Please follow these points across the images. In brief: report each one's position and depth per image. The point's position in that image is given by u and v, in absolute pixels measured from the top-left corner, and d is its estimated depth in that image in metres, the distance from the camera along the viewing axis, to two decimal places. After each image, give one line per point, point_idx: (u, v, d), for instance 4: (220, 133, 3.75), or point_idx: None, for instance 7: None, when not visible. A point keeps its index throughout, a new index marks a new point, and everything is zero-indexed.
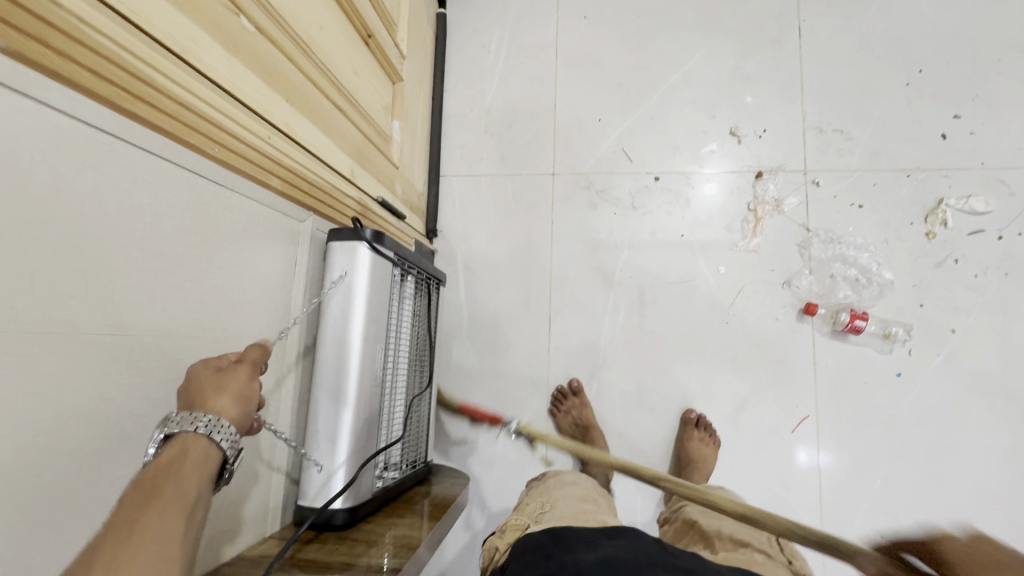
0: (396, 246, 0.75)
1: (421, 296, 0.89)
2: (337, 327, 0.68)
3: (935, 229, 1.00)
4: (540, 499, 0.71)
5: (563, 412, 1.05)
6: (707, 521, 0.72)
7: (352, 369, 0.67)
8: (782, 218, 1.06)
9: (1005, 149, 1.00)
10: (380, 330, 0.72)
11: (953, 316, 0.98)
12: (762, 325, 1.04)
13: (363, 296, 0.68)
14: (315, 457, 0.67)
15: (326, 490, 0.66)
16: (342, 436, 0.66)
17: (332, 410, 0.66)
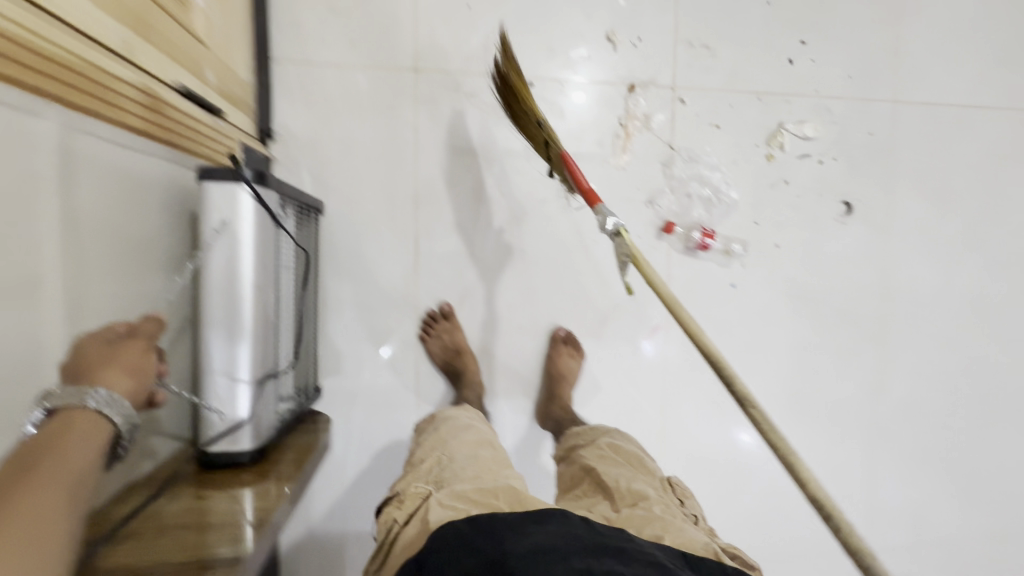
0: (280, 186, 0.72)
1: (305, 227, 0.86)
2: (224, 275, 0.66)
3: (774, 153, 1.09)
4: (436, 454, 0.68)
5: (434, 337, 1.01)
6: (608, 463, 0.71)
7: (246, 317, 0.67)
8: (650, 135, 1.06)
9: (835, 79, 1.10)
10: (271, 275, 0.70)
11: (778, 233, 1.10)
12: (626, 242, 1.07)
13: (250, 244, 0.66)
14: (213, 405, 0.67)
15: (232, 429, 0.68)
16: (243, 383, 0.67)
17: (228, 354, 0.67)
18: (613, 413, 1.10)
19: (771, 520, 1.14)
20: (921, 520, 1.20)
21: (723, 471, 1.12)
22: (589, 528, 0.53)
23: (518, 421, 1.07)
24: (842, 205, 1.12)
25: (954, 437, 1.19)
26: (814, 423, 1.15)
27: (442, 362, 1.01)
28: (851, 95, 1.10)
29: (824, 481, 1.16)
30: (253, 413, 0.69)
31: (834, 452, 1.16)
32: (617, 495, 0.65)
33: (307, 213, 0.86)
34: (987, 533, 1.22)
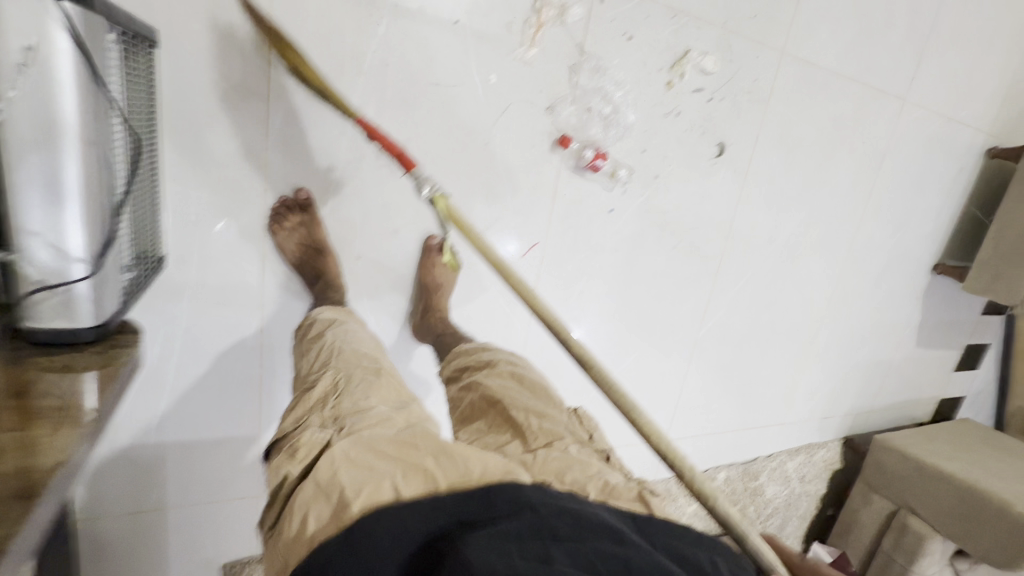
0: (104, 6, 0.51)
1: (141, 61, 0.64)
2: (34, 124, 0.48)
3: (675, 80, 1.06)
4: (331, 375, 0.67)
5: (287, 231, 0.85)
6: (512, 395, 0.71)
7: (74, 179, 0.50)
8: (563, 31, 0.94)
9: (744, 14, 1.08)
10: (107, 128, 0.53)
11: (660, 164, 1.12)
12: (518, 151, 0.98)
13: (72, 84, 0.48)
14: (36, 283, 0.52)
15: (73, 320, 0.55)
16: (80, 260, 0.53)
17: (54, 231, 0.51)
18: (481, 325, 1.09)
19: (599, 418, 1.31)
20: (705, 415, 1.49)
21: (569, 380, 1.22)
22: (541, 491, 0.49)
23: (380, 328, 1.00)
24: (716, 147, 1.17)
25: (744, 355, 1.47)
26: (649, 340, 1.30)
27: (297, 262, 0.86)
28: (752, 36, 1.10)
29: (646, 387, 1.35)
30: (99, 300, 0.56)
31: (657, 364, 1.34)
32: (528, 434, 0.66)
33: (143, 41, 0.64)
34: (745, 424, 1.58)
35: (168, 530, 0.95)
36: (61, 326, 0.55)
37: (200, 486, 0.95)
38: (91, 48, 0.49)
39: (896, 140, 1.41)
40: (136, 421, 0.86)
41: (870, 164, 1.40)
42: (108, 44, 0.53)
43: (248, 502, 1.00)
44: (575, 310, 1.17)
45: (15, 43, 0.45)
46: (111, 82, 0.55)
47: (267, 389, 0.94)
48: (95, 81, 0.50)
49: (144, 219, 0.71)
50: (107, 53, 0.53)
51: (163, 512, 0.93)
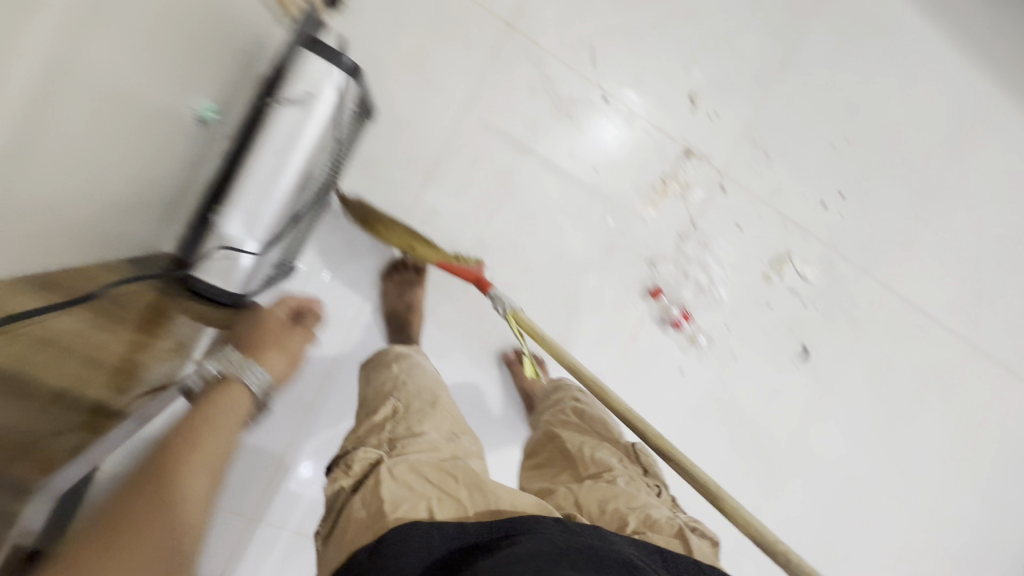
0: (366, 86, 0.68)
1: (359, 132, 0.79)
2: (284, 138, 0.63)
3: (772, 275, 1.14)
4: (393, 401, 0.72)
5: (394, 283, 0.96)
6: (570, 429, 0.85)
7: (287, 181, 0.64)
8: (682, 204, 1.06)
9: (851, 241, 1.16)
10: (323, 156, 0.68)
11: (740, 346, 1.14)
12: (611, 287, 1.06)
13: (321, 124, 0.63)
14: (219, 241, 0.64)
15: (226, 282, 0.65)
16: (258, 237, 0.65)
17: (253, 212, 0.64)
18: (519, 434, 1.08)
19: None
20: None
21: None
22: (563, 527, 0.51)
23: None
24: (800, 349, 1.18)
25: None
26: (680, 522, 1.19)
27: (390, 312, 0.95)
28: (854, 261, 1.17)
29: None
30: (251, 274, 0.66)
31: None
32: (585, 475, 0.77)
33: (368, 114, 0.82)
34: None
35: None
36: (215, 283, 0.65)
37: None
38: (344, 103, 0.65)
39: (999, 412, 1.32)
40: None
41: (966, 426, 1.31)
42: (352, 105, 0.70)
43: (240, 528, 0.96)
44: None
45: (300, 88, 0.62)
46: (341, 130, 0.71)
47: (311, 411, 0.97)
48: (335, 125, 0.65)
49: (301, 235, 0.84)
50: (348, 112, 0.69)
51: None
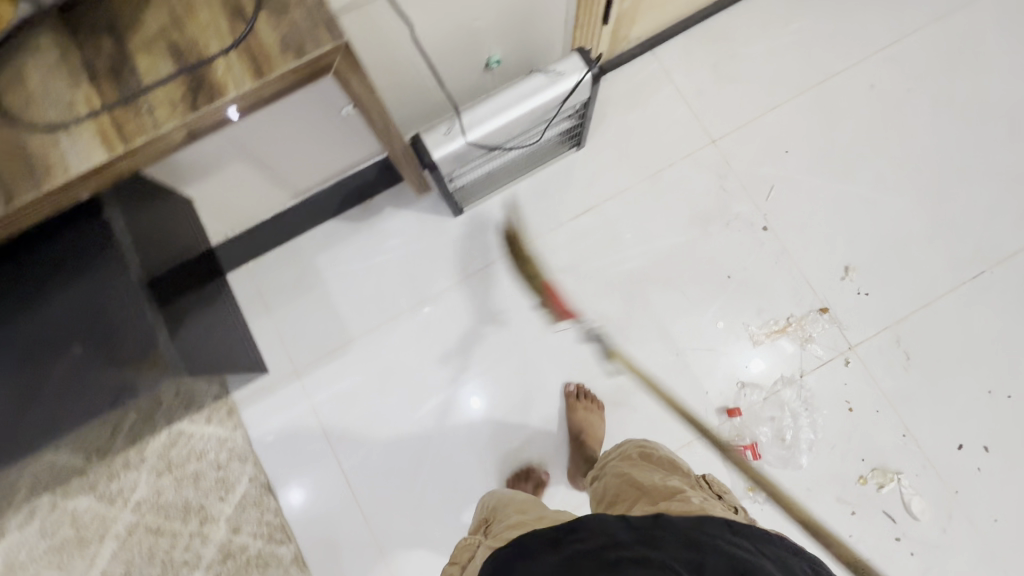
0: (593, 97, 0.92)
1: (552, 147, 1.08)
2: (528, 88, 0.86)
3: (869, 482, 1.00)
4: (486, 509, 0.84)
5: (517, 266, 1.11)
6: (637, 468, 0.76)
7: (512, 114, 0.85)
8: (797, 351, 1.05)
9: (981, 504, 0.99)
10: (540, 117, 0.89)
11: (800, 532, 0.99)
12: (692, 383, 1.05)
13: (555, 93, 0.85)
14: (448, 125, 0.85)
15: (431, 150, 0.85)
16: (470, 136, 0.85)
17: (480, 118, 0.85)
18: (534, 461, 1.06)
19: None
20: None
21: None
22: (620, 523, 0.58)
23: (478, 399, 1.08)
24: None
25: None
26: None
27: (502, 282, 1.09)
28: (978, 531, 0.98)
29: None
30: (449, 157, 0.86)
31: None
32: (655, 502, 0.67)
33: (574, 137, 1.07)
34: None
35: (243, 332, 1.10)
36: (425, 147, 0.85)
37: (286, 329, 1.09)
38: (576, 93, 0.88)
39: None
40: (324, 262, 1.11)
41: None
42: (575, 105, 0.93)
43: (284, 375, 1.08)
44: None
45: (557, 68, 0.86)
46: (559, 115, 0.93)
47: (394, 323, 1.10)
48: (561, 101, 0.88)
49: (479, 182, 1.05)
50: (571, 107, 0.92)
51: (256, 319, 1.09)
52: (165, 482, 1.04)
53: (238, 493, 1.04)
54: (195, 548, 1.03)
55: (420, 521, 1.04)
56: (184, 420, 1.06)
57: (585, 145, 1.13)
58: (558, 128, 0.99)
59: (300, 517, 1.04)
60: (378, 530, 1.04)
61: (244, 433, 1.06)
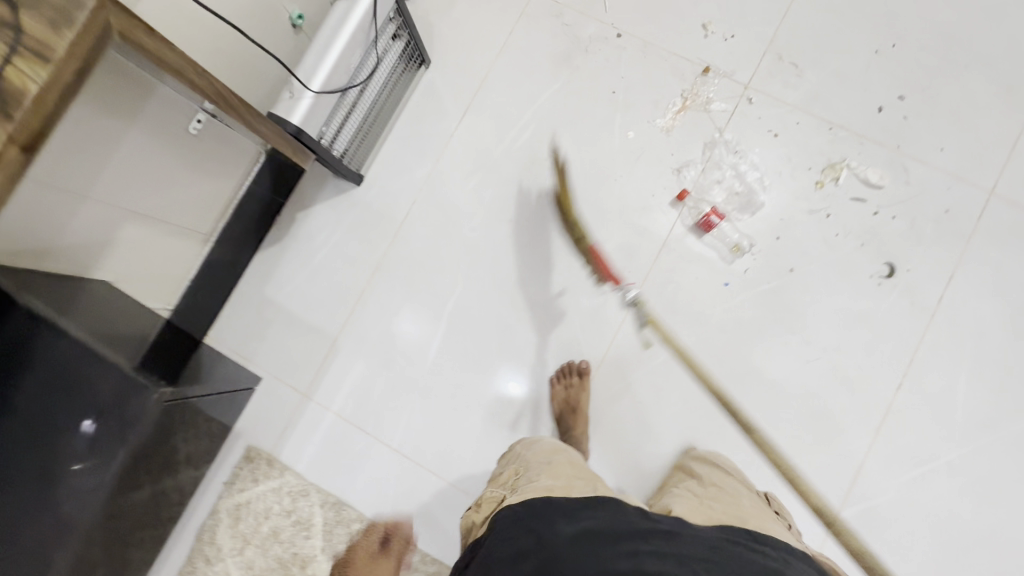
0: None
1: (401, 76, 1.11)
2: (338, 19, 0.88)
3: (826, 182, 1.05)
4: (515, 465, 0.80)
5: (437, 194, 1.13)
6: (702, 463, 0.92)
7: (337, 48, 0.87)
8: (705, 117, 1.09)
9: (922, 143, 1.04)
10: (365, 41, 0.92)
11: (796, 257, 1.04)
12: (638, 195, 1.09)
13: (362, 8, 0.87)
14: (290, 89, 0.87)
15: (288, 116, 0.87)
16: (315, 86, 0.87)
17: (312, 65, 0.87)
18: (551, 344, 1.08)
19: None
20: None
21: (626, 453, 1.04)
22: (642, 515, 0.62)
23: (516, 385, 1.08)
24: (883, 266, 1.02)
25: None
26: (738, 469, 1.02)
27: (433, 216, 1.13)
28: (933, 166, 1.04)
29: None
30: (309, 114, 0.88)
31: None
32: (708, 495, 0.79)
33: (412, 52, 1.09)
34: None
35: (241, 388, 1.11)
36: (281, 117, 0.87)
37: (276, 364, 1.11)
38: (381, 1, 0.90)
39: None
40: (272, 291, 1.13)
41: None
42: (390, 15, 0.95)
43: (296, 404, 1.10)
44: (657, 375, 1.05)
45: None
46: (382, 33, 0.95)
47: (363, 303, 1.12)
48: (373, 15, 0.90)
49: (357, 138, 1.08)
50: (388, 19, 0.95)
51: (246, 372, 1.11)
52: (250, 555, 1.05)
53: (318, 524, 1.05)
54: None
55: (486, 450, 1.07)
56: (237, 492, 1.07)
57: (431, 60, 1.16)
58: (392, 51, 1.03)
59: (383, 509, 1.06)
60: (455, 479, 1.06)
61: (293, 472, 1.07)
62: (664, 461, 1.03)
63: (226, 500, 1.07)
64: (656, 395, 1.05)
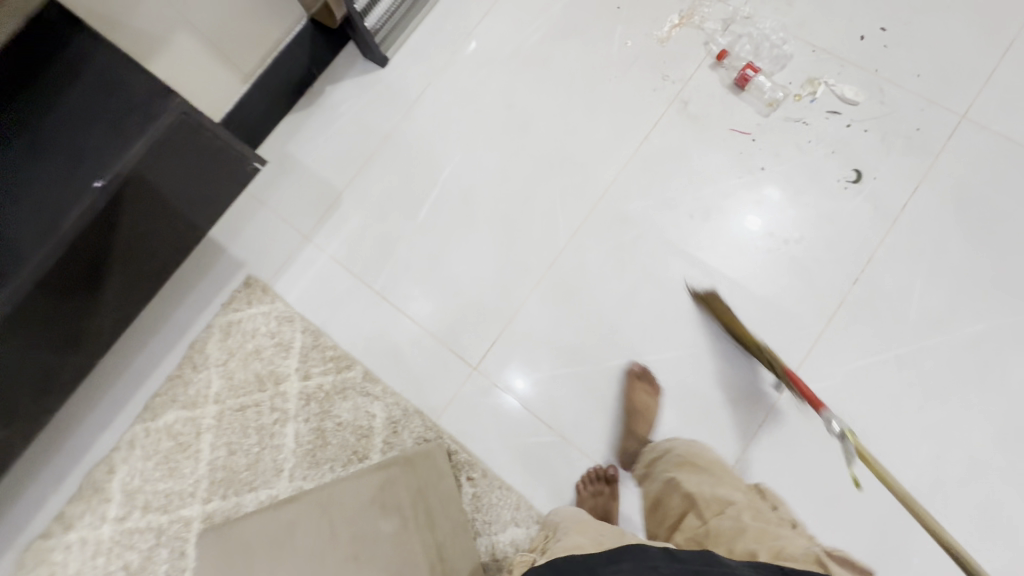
0: None
1: None
2: None
3: (803, 95, 1.12)
4: (547, 533, 0.90)
5: (450, 80, 1.27)
6: (698, 448, 0.93)
7: None
8: (698, 35, 1.20)
9: (901, 68, 1.11)
10: None
11: (768, 159, 1.12)
12: (629, 96, 1.20)
13: None
14: None
15: None
16: None
17: None
18: (531, 215, 1.18)
19: (606, 388, 1.08)
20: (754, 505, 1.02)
21: (588, 314, 1.12)
22: (669, 558, 0.67)
23: (521, 381, 1.11)
24: (852, 173, 1.08)
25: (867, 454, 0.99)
26: (690, 340, 1.09)
27: (445, 98, 1.26)
28: (909, 89, 1.09)
29: (655, 399, 1.07)
30: None
31: (697, 382, 1.07)
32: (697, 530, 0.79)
33: None
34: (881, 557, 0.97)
35: (252, 221, 1.24)
36: None
37: (285, 205, 1.24)
38: None
39: None
40: (294, 144, 1.28)
41: None
42: None
43: (297, 243, 1.22)
44: (624, 249, 1.13)
45: None
46: None
47: (370, 163, 1.25)
48: None
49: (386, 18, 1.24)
50: None
51: (257, 211, 1.24)
52: (232, 367, 1.15)
53: (297, 346, 1.15)
54: (280, 406, 1.12)
55: (459, 301, 1.15)
56: (232, 310, 1.19)
57: None
58: None
59: (356, 343, 1.15)
60: (427, 324, 1.15)
61: (284, 300, 1.19)
62: (618, 330, 1.11)
63: (219, 317, 1.19)
64: (621, 263, 1.13)
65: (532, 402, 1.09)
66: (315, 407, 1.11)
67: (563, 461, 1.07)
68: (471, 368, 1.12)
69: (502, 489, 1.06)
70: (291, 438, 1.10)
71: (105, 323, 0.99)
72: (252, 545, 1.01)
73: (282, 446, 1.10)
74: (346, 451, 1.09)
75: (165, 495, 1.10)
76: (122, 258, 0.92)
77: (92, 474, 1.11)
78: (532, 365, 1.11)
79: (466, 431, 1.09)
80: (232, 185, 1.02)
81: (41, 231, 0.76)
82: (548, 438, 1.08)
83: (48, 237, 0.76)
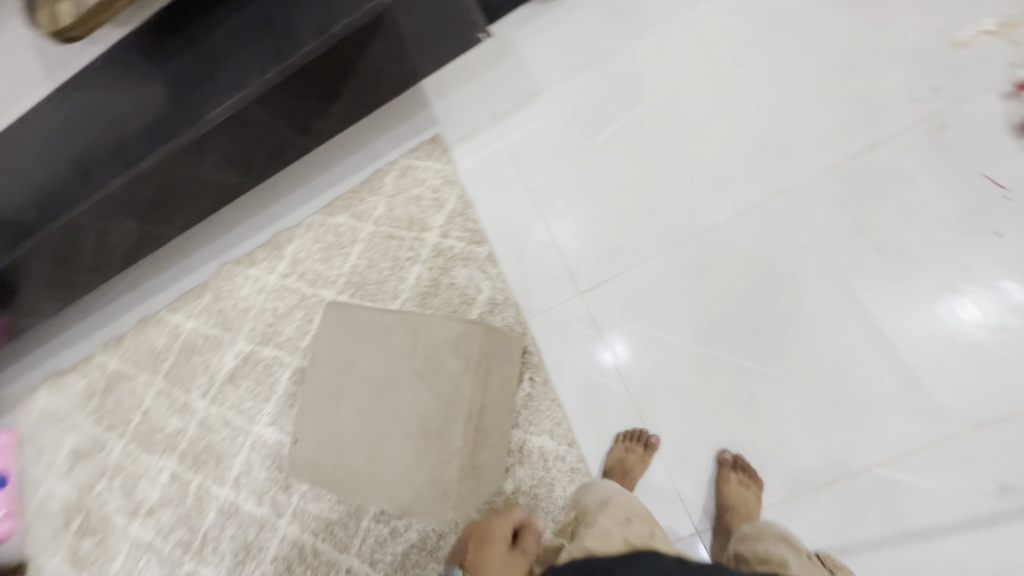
0: None
1: None
2: None
3: None
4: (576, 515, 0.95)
5: (691, 17, 1.21)
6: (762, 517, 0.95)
7: None
8: (1003, 55, 1.00)
9: None
10: None
11: (1011, 224, 0.95)
12: (878, 93, 1.05)
13: None
14: None
15: None
16: None
17: None
18: (704, 178, 1.14)
19: (689, 370, 1.09)
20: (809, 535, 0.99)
21: (709, 296, 1.10)
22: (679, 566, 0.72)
23: (618, 350, 1.14)
24: None
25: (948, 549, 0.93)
26: (800, 368, 1.03)
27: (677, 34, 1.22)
28: None
29: (734, 400, 1.06)
30: None
31: (788, 410, 1.03)
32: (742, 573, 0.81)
33: None
34: None
35: (458, 88, 1.37)
36: None
37: (490, 85, 1.35)
38: None
39: None
40: (521, 32, 1.35)
41: None
42: None
43: (485, 122, 1.34)
44: (782, 250, 1.06)
45: None
46: None
47: (578, 72, 1.28)
48: None
49: None
50: None
51: (466, 81, 1.37)
52: (396, 201, 1.35)
53: (448, 207, 1.31)
54: (416, 248, 1.31)
55: (596, 230, 1.20)
56: (413, 156, 1.37)
57: None
58: None
59: (494, 226, 1.27)
60: (559, 237, 1.22)
61: (455, 165, 1.33)
62: (731, 324, 1.08)
63: (403, 157, 1.37)
64: (771, 263, 1.07)
65: (615, 347, 1.14)
66: (441, 261, 1.28)
67: (617, 413, 1.12)
68: (576, 291, 1.18)
69: (552, 403, 1.15)
70: (414, 277, 1.29)
71: (328, 124, 1.22)
72: (361, 324, 1.23)
73: (405, 279, 1.30)
74: (448, 306, 1.25)
75: (315, 273, 1.38)
76: (357, 76, 1.10)
77: (279, 233, 1.44)
78: (631, 315, 1.14)
79: (548, 342, 1.18)
80: (457, 47, 1.13)
81: (320, 26, 0.94)
82: (617, 389, 1.12)
83: (321, 33, 0.94)
